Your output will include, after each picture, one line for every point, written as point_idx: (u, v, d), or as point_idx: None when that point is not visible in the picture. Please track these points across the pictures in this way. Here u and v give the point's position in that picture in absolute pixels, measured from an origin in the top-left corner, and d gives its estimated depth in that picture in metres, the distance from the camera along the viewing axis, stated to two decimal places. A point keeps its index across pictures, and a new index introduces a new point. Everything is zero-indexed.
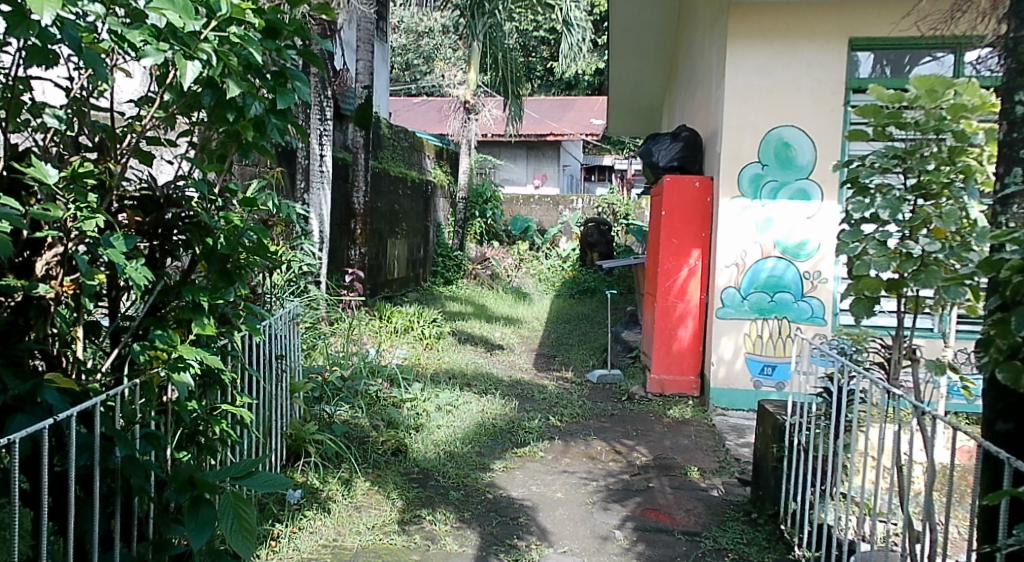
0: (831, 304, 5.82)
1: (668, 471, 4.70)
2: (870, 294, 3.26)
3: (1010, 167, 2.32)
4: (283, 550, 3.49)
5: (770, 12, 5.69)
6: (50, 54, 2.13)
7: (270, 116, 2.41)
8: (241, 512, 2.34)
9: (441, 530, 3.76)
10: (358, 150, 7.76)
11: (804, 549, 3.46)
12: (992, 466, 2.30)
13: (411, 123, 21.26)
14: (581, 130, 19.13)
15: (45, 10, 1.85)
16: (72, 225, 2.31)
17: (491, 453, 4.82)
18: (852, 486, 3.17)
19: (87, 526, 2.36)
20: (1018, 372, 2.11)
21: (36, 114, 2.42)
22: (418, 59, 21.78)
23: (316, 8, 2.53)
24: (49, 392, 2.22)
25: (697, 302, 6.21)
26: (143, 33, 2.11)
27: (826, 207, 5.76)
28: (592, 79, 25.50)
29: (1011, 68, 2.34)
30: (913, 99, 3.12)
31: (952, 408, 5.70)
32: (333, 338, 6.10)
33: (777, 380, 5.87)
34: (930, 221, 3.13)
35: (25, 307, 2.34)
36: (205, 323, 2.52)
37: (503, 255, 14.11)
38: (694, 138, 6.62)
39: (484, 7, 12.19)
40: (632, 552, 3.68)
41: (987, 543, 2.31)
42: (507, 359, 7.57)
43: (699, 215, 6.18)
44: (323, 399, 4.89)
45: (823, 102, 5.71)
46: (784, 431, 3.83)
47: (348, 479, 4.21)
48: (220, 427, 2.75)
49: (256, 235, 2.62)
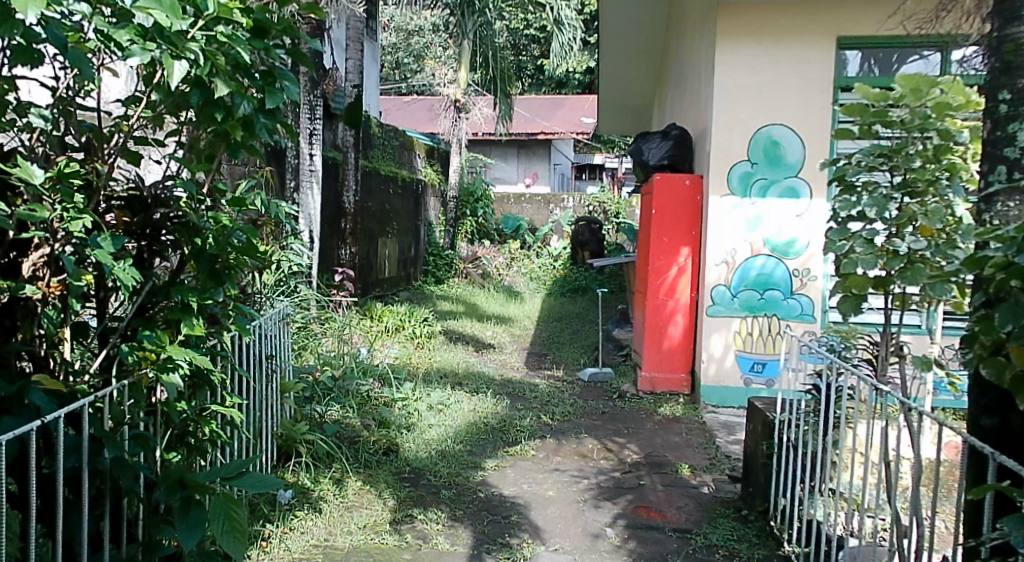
0: (821, 301, 5.84)
1: (659, 469, 4.72)
2: (857, 292, 3.29)
3: (994, 165, 2.34)
4: (274, 550, 3.49)
5: (759, 12, 5.70)
6: (35, 54, 2.11)
7: (258, 115, 2.42)
8: (232, 513, 2.35)
9: (433, 530, 3.77)
10: (347, 149, 7.76)
11: (794, 545, 3.49)
12: (978, 461, 2.31)
13: (400, 122, 21.09)
14: (570, 130, 19.14)
15: (29, 9, 1.83)
16: (59, 226, 2.28)
17: (482, 452, 4.83)
18: (841, 481, 3.19)
19: (76, 527, 2.35)
20: (1001, 367, 2.13)
21: (21, 115, 2.37)
22: (407, 57, 22.30)
23: (304, 8, 2.52)
24: (36, 393, 2.20)
25: (687, 299, 6.27)
26: (128, 32, 2.07)
27: (816, 205, 5.79)
28: (581, 78, 25.56)
29: (994, 67, 2.34)
30: (898, 97, 3.15)
31: (940, 404, 5.75)
32: (323, 338, 6.07)
33: (768, 377, 5.89)
34: (916, 218, 3.15)
35: (11, 308, 2.36)
36: (194, 324, 2.51)
37: (494, 254, 13.92)
38: (683, 136, 6.66)
39: (473, 5, 12.43)
40: (624, 549, 3.69)
41: (972, 537, 2.32)
42: (497, 358, 7.54)
43: (689, 213, 6.19)
44: (314, 399, 4.84)
45: (811, 100, 5.73)
46: (773, 427, 3.84)
47: (339, 480, 4.21)
48: (210, 427, 2.75)
49: (246, 235, 2.61)
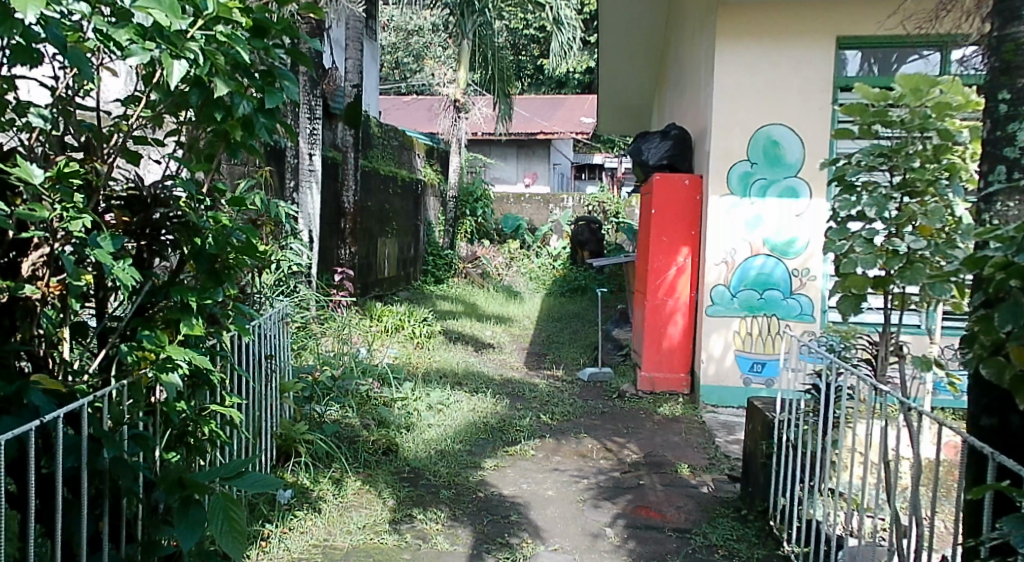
0: (820, 301, 5.84)
1: (659, 468, 4.72)
2: (857, 292, 3.29)
3: (994, 165, 2.34)
4: (273, 550, 3.49)
5: (760, 12, 5.70)
6: (34, 54, 2.10)
7: (258, 115, 2.40)
8: (231, 513, 2.34)
9: (432, 530, 3.77)
10: (347, 149, 7.74)
11: (794, 545, 3.49)
12: (977, 460, 2.31)
13: (400, 122, 21.08)
14: (570, 130, 19.14)
15: (29, 9, 1.83)
16: (58, 226, 2.28)
17: (480, 452, 4.82)
18: (840, 481, 3.18)
19: (75, 528, 2.35)
20: (1000, 367, 2.13)
21: (20, 114, 2.37)
22: (407, 57, 22.21)
23: (304, 7, 2.52)
24: (35, 393, 2.20)
25: (686, 299, 6.26)
26: (128, 32, 2.07)
27: (816, 204, 5.79)
28: (581, 78, 25.54)
29: (994, 66, 2.34)
30: (898, 97, 3.15)
31: (939, 404, 5.76)
32: (323, 338, 6.07)
33: (767, 377, 5.89)
34: (915, 218, 3.16)
35: (11, 307, 2.36)
36: (193, 324, 2.51)
37: (494, 254, 13.95)
38: (683, 136, 6.65)
39: (474, 5, 12.39)
40: (623, 549, 3.69)
41: (971, 536, 2.32)
42: (497, 358, 7.54)
43: (688, 213, 6.19)
44: (313, 398, 4.84)
45: (811, 100, 5.73)
46: (773, 427, 3.83)
47: (339, 479, 4.21)
48: (210, 427, 2.76)
49: (245, 235, 2.61)
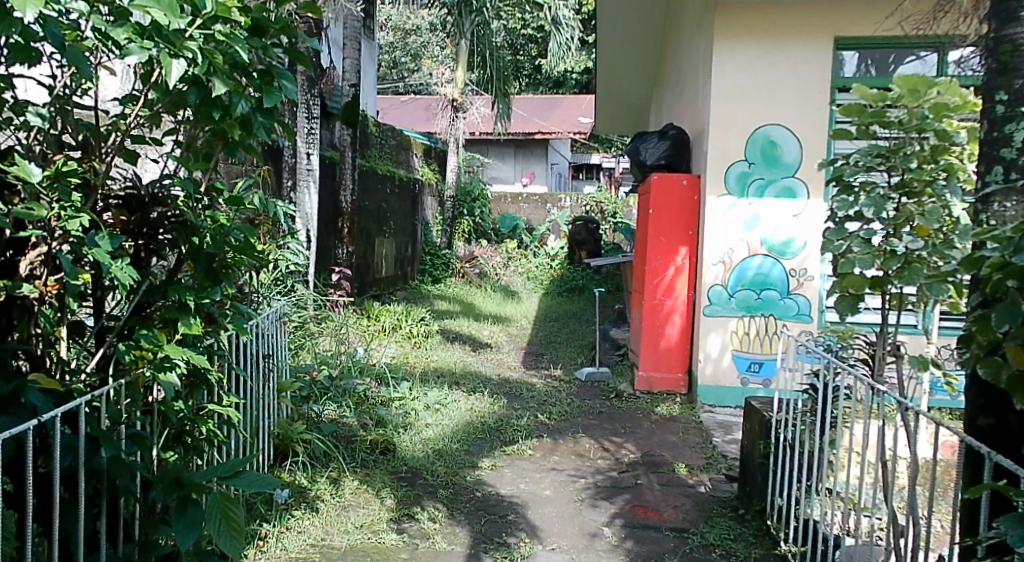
0: (818, 301, 5.86)
1: (656, 468, 4.72)
2: (854, 292, 3.27)
3: (991, 166, 2.35)
4: (271, 550, 3.49)
5: (757, 12, 5.71)
6: (33, 52, 2.10)
7: (257, 115, 2.41)
8: (230, 512, 2.34)
9: (430, 529, 3.77)
10: (345, 149, 7.67)
11: (791, 544, 3.49)
12: (974, 460, 2.31)
13: (398, 122, 21.08)
14: (569, 130, 19.17)
15: (28, 8, 1.83)
16: (56, 225, 2.29)
17: (477, 452, 4.82)
18: (837, 481, 3.18)
19: (72, 528, 2.34)
20: (997, 367, 2.13)
21: (18, 113, 2.37)
22: (405, 57, 22.09)
23: (302, 6, 2.51)
24: (32, 392, 2.20)
25: (685, 299, 6.24)
26: (126, 31, 2.07)
27: (813, 204, 5.80)
28: (580, 78, 25.53)
29: (990, 68, 2.34)
30: (896, 98, 3.14)
31: (936, 405, 5.79)
32: (320, 338, 6.06)
33: (764, 377, 5.90)
34: (913, 218, 3.17)
35: (8, 306, 2.37)
36: (191, 323, 2.51)
37: (491, 254, 13.96)
38: (682, 135, 6.62)
39: (472, 5, 12.37)
40: (621, 549, 3.69)
41: (969, 536, 2.32)
42: (494, 358, 7.53)
43: (686, 213, 6.22)
44: (310, 398, 4.85)
45: (810, 101, 5.74)
46: (770, 427, 3.84)
47: (336, 479, 4.21)
48: (207, 426, 2.74)
49: (243, 234, 2.60)
